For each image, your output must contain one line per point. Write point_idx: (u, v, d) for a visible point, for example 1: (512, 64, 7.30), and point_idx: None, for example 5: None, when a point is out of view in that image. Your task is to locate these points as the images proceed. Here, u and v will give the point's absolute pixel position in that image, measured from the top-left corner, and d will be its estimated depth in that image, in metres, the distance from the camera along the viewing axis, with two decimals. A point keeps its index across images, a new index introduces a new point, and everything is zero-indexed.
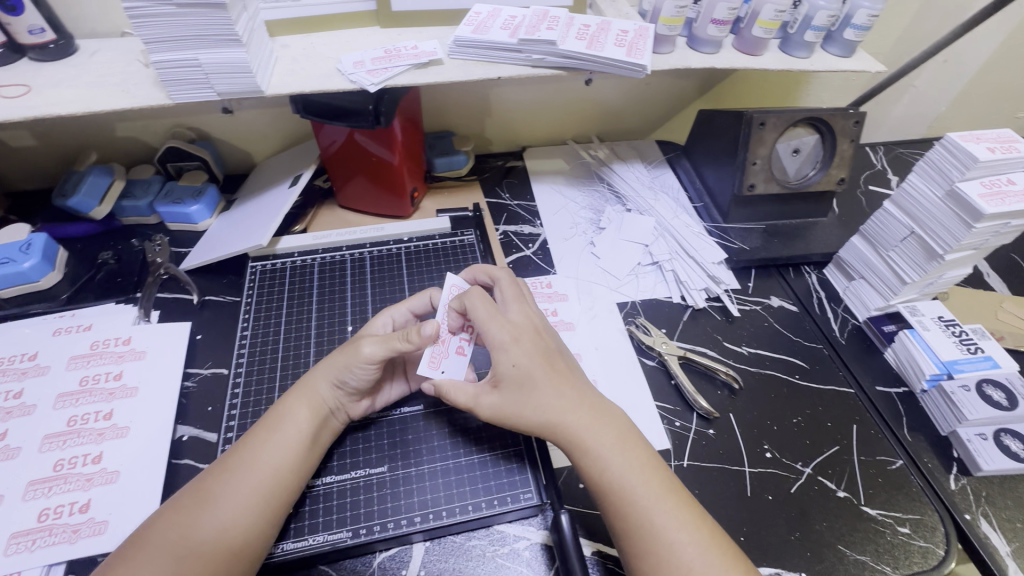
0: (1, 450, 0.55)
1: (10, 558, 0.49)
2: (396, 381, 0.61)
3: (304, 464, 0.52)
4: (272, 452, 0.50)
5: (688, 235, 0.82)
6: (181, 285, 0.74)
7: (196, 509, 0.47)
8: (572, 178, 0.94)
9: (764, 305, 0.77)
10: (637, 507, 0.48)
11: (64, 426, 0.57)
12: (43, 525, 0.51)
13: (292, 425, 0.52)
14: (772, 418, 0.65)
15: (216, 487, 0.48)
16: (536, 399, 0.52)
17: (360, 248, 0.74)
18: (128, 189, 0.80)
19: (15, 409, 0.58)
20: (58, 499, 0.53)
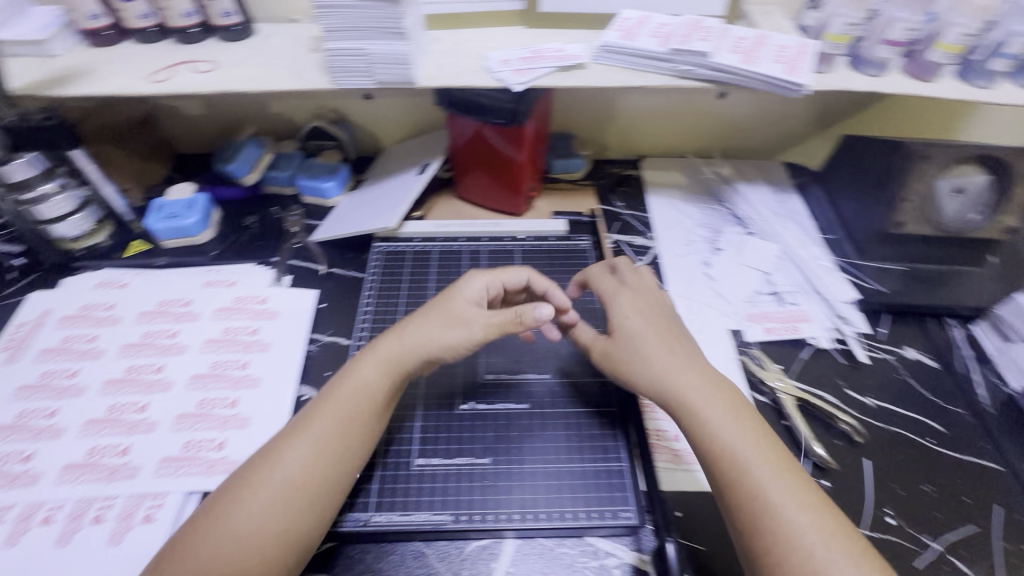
0: (158, 382, 0.63)
1: (158, 479, 0.55)
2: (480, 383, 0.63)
3: (341, 456, 0.51)
4: (305, 454, 0.49)
5: (816, 268, 0.77)
6: (310, 255, 0.79)
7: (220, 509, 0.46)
8: (690, 193, 0.91)
9: (897, 355, 0.70)
10: (749, 477, 0.47)
11: (208, 369, 0.64)
12: (187, 455, 0.57)
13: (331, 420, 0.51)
14: (898, 481, 0.59)
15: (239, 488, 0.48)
16: (644, 365, 0.55)
17: (478, 240, 0.76)
18: (274, 161, 0.88)
19: (170, 348, 0.66)
20: (200, 434, 0.59)
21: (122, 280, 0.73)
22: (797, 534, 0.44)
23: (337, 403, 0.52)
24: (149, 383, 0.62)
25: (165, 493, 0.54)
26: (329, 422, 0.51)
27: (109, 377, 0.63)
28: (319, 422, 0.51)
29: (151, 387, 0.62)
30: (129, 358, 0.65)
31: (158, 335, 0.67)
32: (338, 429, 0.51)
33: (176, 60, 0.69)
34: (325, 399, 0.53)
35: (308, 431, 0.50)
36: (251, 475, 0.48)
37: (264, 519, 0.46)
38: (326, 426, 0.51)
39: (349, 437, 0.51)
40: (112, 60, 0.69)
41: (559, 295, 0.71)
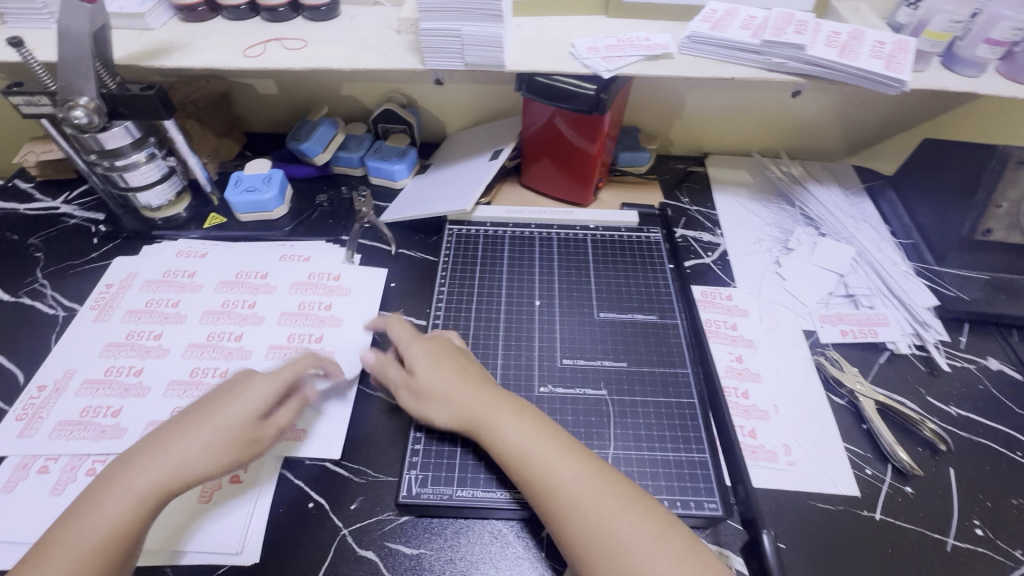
0: (241, 348, 0.64)
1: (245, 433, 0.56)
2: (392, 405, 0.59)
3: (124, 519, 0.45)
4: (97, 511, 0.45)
5: (894, 273, 0.75)
6: (380, 235, 0.81)
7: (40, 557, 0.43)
8: (757, 192, 0.89)
9: (980, 365, 0.68)
10: (576, 509, 0.46)
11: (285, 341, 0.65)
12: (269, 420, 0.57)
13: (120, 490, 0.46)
14: (985, 492, 0.57)
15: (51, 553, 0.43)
16: (454, 399, 0.53)
17: (549, 228, 0.77)
18: (344, 143, 0.89)
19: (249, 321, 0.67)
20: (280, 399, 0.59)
21: (201, 250, 0.75)
22: (611, 540, 0.44)
23: (171, 455, 0.48)
24: (229, 350, 0.64)
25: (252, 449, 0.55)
26: (143, 479, 0.47)
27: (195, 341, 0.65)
28: (151, 463, 0.47)
29: (231, 354, 0.63)
30: (210, 325, 0.66)
31: (236, 304, 0.69)
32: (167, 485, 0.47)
33: (266, 37, 0.70)
34: (167, 441, 0.49)
35: (137, 476, 0.47)
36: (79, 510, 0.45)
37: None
38: (151, 480, 0.47)
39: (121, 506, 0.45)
40: (205, 35, 0.71)
41: (632, 285, 0.70)
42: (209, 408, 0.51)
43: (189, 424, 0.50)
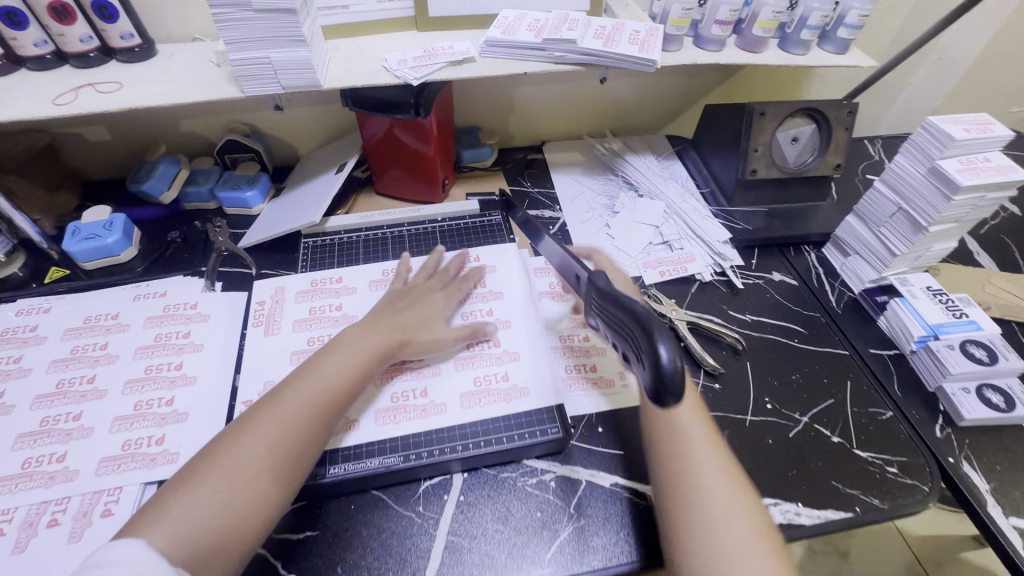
0: (270, 327, 0.71)
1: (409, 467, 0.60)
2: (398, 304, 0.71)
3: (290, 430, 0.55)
4: (265, 423, 0.55)
5: (695, 217, 0.89)
6: (240, 260, 0.83)
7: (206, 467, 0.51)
8: (587, 168, 1.02)
9: (766, 279, 0.84)
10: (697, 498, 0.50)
11: (305, 345, 0.69)
12: (398, 404, 0.65)
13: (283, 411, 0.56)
14: (773, 375, 0.71)
15: (222, 457, 0.52)
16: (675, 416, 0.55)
17: (400, 226, 0.85)
18: (191, 177, 0.90)
19: (262, 322, 0.72)
20: (494, 389, 0.66)
21: (43, 305, 0.73)
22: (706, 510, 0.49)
23: (323, 374, 0.60)
24: (81, 392, 0.64)
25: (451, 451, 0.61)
26: (302, 394, 0.58)
27: (291, 350, 0.69)
28: (278, 410, 0.56)
29: (84, 396, 0.64)
30: (304, 332, 0.71)
31: (324, 309, 0.74)
32: (320, 396, 0.58)
33: (78, 84, 0.70)
34: (312, 371, 0.60)
35: (294, 396, 0.57)
36: (245, 426, 0.55)
37: (243, 473, 0.51)
38: (309, 392, 0.58)
39: (288, 419, 0.56)
40: (9, 88, 0.70)
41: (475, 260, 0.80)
42: (384, 329, 0.66)
43: (328, 355, 0.62)
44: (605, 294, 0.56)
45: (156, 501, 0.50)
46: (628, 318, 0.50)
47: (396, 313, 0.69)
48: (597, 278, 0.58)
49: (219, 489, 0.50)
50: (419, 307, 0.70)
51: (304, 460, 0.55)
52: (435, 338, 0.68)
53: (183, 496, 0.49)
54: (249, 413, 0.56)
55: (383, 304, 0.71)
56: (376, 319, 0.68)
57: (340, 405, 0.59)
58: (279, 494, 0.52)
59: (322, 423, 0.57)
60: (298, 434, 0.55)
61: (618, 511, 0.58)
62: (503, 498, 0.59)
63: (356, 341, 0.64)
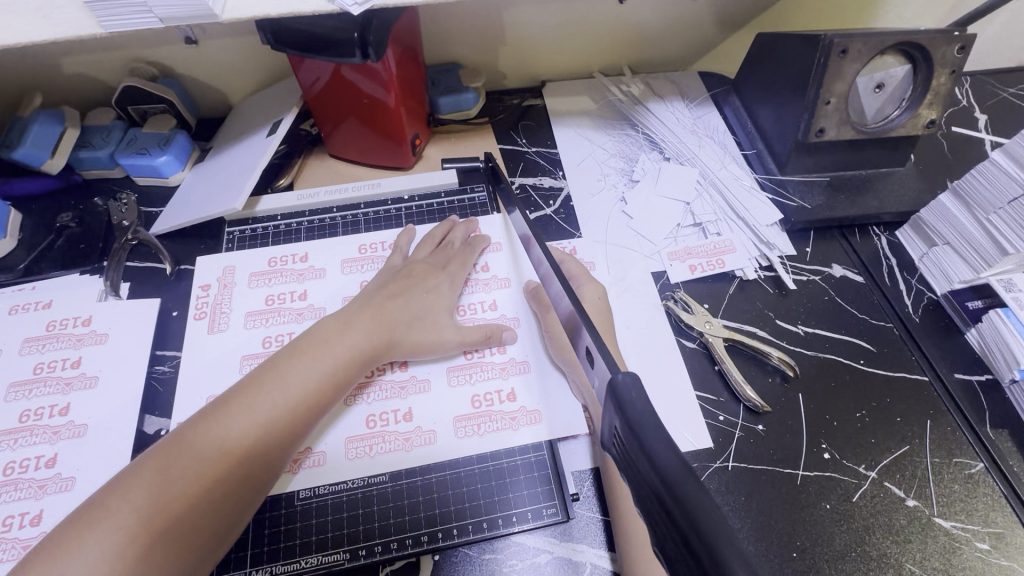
0: (213, 327, 0.56)
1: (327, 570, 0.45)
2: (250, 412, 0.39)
3: (237, 457, 0.42)
4: (207, 445, 0.42)
5: (736, 190, 0.70)
6: (152, 252, 0.64)
7: (125, 500, 0.39)
8: (599, 119, 0.80)
9: (824, 275, 0.66)
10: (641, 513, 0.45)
11: (259, 348, 0.54)
12: (374, 432, 0.50)
13: (232, 430, 0.43)
14: (831, 412, 0.56)
15: (144, 485, 0.39)
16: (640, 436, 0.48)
17: (354, 208, 0.65)
18: (85, 139, 0.69)
19: (206, 313, 0.56)
20: (497, 421, 0.51)
21: None
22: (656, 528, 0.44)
23: (287, 384, 0.46)
24: None
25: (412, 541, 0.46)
26: (260, 410, 0.44)
27: (240, 355, 0.54)
28: (225, 428, 0.43)
29: None
30: (259, 331, 0.56)
31: (284, 299, 0.58)
32: (281, 414, 0.45)
33: None
34: (270, 375, 0.46)
35: (245, 412, 0.44)
36: (179, 444, 0.42)
37: (176, 517, 0.39)
38: (265, 411, 0.44)
39: (237, 440, 0.43)
40: None
41: (452, 252, 0.60)
42: (368, 321, 0.52)
43: (294, 356, 0.48)
44: (641, 442, 0.28)
45: (52, 536, 0.38)
46: (671, 509, 0.25)
47: (383, 305, 0.53)
48: (620, 384, 0.30)
49: (132, 533, 0.37)
50: (414, 294, 0.55)
51: (251, 496, 0.43)
52: (430, 339, 0.53)
53: (85, 539, 0.37)
54: (186, 426, 0.43)
55: (372, 290, 0.55)
56: (358, 304, 0.53)
57: (304, 426, 0.46)
58: (212, 541, 0.41)
59: (279, 450, 0.45)
60: (247, 464, 0.43)
61: None
62: None
63: (332, 336, 0.50)
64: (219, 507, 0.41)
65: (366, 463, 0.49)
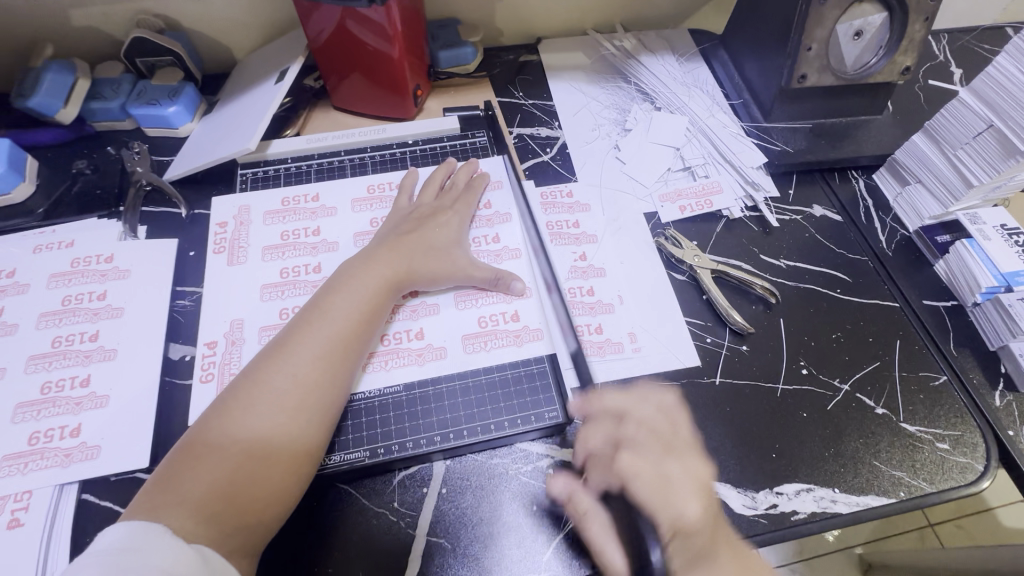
0: (231, 259, 0.59)
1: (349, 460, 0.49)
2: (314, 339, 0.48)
3: (309, 384, 0.46)
4: (278, 378, 0.46)
5: (724, 135, 0.73)
6: (167, 197, 0.67)
7: (216, 434, 0.44)
8: (593, 73, 0.82)
9: (805, 214, 0.70)
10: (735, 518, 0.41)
11: (277, 278, 0.58)
12: (388, 348, 0.55)
13: (295, 362, 0.47)
14: (809, 333, 0.61)
15: (230, 421, 0.44)
16: None
17: (360, 152, 0.68)
18: (96, 89, 0.71)
19: (225, 247, 0.60)
20: (499, 342, 0.55)
21: None
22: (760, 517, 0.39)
23: (335, 317, 0.50)
24: None
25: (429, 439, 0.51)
26: (315, 342, 0.48)
27: (260, 284, 0.57)
28: (289, 359, 0.47)
29: None
30: (276, 262, 0.59)
31: (298, 234, 0.61)
32: (335, 342, 0.49)
33: None
34: (317, 312, 0.50)
35: (304, 345, 0.48)
36: (254, 383, 0.46)
37: (267, 440, 0.44)
38: (322, 342, 0.48)
39: (304, 372, 0.47)
40: None
41: (455, 192, 0.64)
42: (390, 256, 0.55)
43: (334, 292, 0.52)
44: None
45: (160, 472, 0.43)
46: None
47: (401, 240, 0.57)
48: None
49: (238, 460, 0.43)
50: (427, 227, 0.59)
51: (330, 421, 0.47)
52: (444, 268, 0.56)
53: (192, 472, 0.42)
54: (254, 366, 0.47)
55: (386, 228, 0.59)
56: (374, 243, 0.57)
57: (359, 351, 0.50)
58: (308, 463, 0.45)
59: (342, 378, 0.48)
60: (320, 392, 0.47)
61: None
62: (492, 490, 0.50)
63: (357, 275, 0.53)
64: (300, 429, 0.45)
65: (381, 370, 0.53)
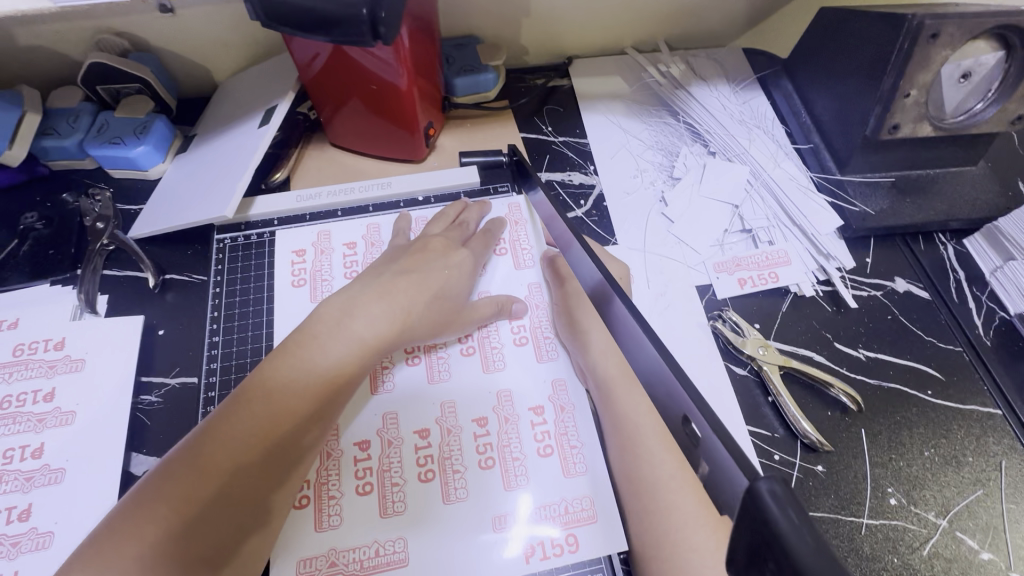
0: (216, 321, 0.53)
1: (487, 474, 0.43)
2: (298, 408, 0.40)
3: (260, 466, 0.38)
4: (217, 464, 0.37)
5: (791, 190, 0.62)
6: (132, 259, 0.57)
7: (141, 525, 0.35)
8: (634, 104, 0.71)
9: (887, 290, 0.59)
10: None
11: None
12: (434, 386, 0.47)
13: (239, 446, 0.38)
14: (897, 451, 0.51)
15: (161, 507, 0.35)
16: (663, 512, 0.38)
17: (362, 212, 0.58)
18: (49, 124, 0.60)
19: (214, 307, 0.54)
20: (531, 316, 0.52)
21: None
22: None
23: (289, 389, 0.40)
24: None
25: (515, 417, 0.46)
26: (261, 420, 0.39)
27: None
28: (232, 445, 0.38)
29: None
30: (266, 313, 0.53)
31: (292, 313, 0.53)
32: (272, 451, 0.39)
33: None
34: (254, 388, 0.40)
35: (248, 426, 0.38)
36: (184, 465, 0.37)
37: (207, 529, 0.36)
38: (272, 421, 0.39)
39: (257, 452, 0.38)
40: None
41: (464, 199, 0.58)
42: (378, 302, 0.44)
43: (285, 352, 0.41)
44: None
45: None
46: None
47: (395, 283, 0.46)
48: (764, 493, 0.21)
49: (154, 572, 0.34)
50: (432, 270, 0.48)
51: (282, 497, 0.40)
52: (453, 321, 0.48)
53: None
54: (180, 451, 0.38)
55: (377, 267, 0.49)
56: (362, 284, 0.46)
57: (330, 413, 0.41)
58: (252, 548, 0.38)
59: (308, 443, 0.41)
60: (261, 484, 0.38)
61: None
62: None
63: (325, 328, 0.42)
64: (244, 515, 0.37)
65: (400, 392, 0.47)
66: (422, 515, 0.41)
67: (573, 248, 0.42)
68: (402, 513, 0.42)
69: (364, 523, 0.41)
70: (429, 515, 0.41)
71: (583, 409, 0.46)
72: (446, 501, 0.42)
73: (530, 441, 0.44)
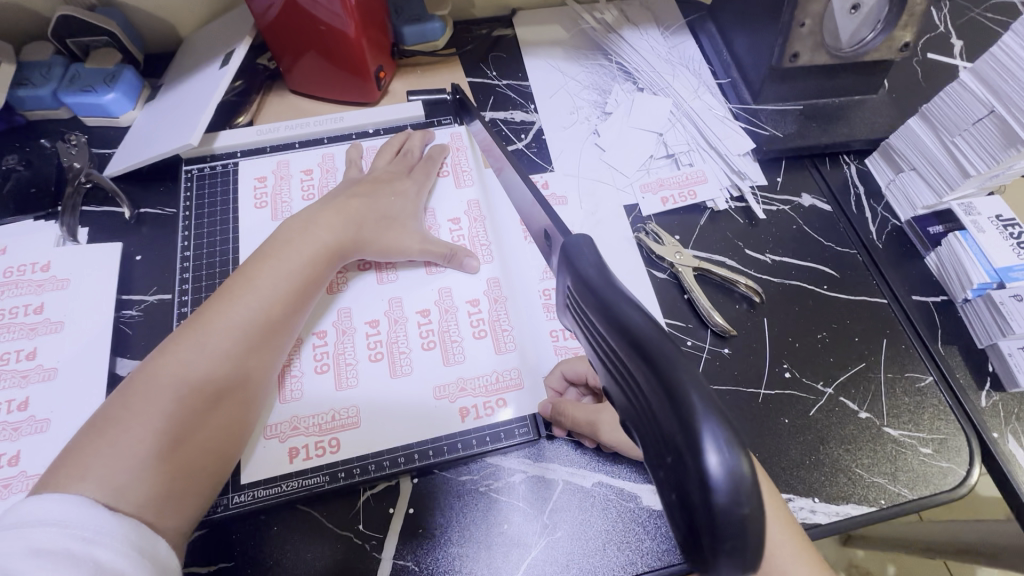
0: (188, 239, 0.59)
1: (428, 353, 0.51)
2: (269, 300, 0.47)
3: (238, 349, 0.45)
4: (204, 346, 0.44)
5: (710, 119, 0.69)
6: (108, 195, 0.62)
7: (136, 396, 0.41)
8: (572, 49, 0.77)
9: (793, 205, 0.66)
10: None
11: None
12: (383, 288, 0.55)
13: (222, 334, 0.45)
14: (794, 334, 0.58)
15: (152, 383, 0.42)
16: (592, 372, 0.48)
17: (317, 143, 0.64)
18: (23, 75, 0.64)
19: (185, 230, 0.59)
20: (470, 228, 0.59)
21: None
22: None
23: (261, 288, 0.47)
24: None
25: (454, 308, 0.54)
26: (239, 314, 0.46)
27: None
28: (213, 332, 0.45)
29: None
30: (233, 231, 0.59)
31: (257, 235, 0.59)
32: (248, 338, 0.46)
33: None
34: (238, 285, 0.48)
35: (227, 317, 0.46)
36: (172, 351, 0.44)
37: (193, 397, 0.42)
38: (249, 313, 0.46)
39: (235, 338, 0.45)
40: None
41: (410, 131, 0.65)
42: (331, 217, 0.53)
43: (258, 261, 0.49)
44: (589, 285, 0.30)
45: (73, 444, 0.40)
46: (642, 376, 0.25)
47: (350, 202, 0.54)
48: (573, 246, 0.33)
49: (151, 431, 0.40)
50: (381, 196, 0.56)
51: (260, 379, 0.46)
52: (399, 240, 0.55)
53: (108, 438, 0.39)
54: (167, 341, 0.45)
55: (333, 193, 0.56)
56: (320, 205, 0.54)
57: (297, 312, 0.49)
58: (235, 421, 0.44)
59: (279, 336, 0.48)
60: (238, 364, 0.45)
61: (603, 518, 0.46)
62: (459, 511, 0.46)
63: (295, 237, 0.51)
64: (225, 390, 0.44)
65: (353, 293, 0.54)
66: (372, 387, 0.50)
67: (505, 170, 0.52)
68: (355, 385, 0.50)
69: (323, 395, 0.50)
70: (380, 386, 0.50)
71: (513, 300, 0.54)
72: (394, 375, 0.50)
73: (466, 325, 0.53)
